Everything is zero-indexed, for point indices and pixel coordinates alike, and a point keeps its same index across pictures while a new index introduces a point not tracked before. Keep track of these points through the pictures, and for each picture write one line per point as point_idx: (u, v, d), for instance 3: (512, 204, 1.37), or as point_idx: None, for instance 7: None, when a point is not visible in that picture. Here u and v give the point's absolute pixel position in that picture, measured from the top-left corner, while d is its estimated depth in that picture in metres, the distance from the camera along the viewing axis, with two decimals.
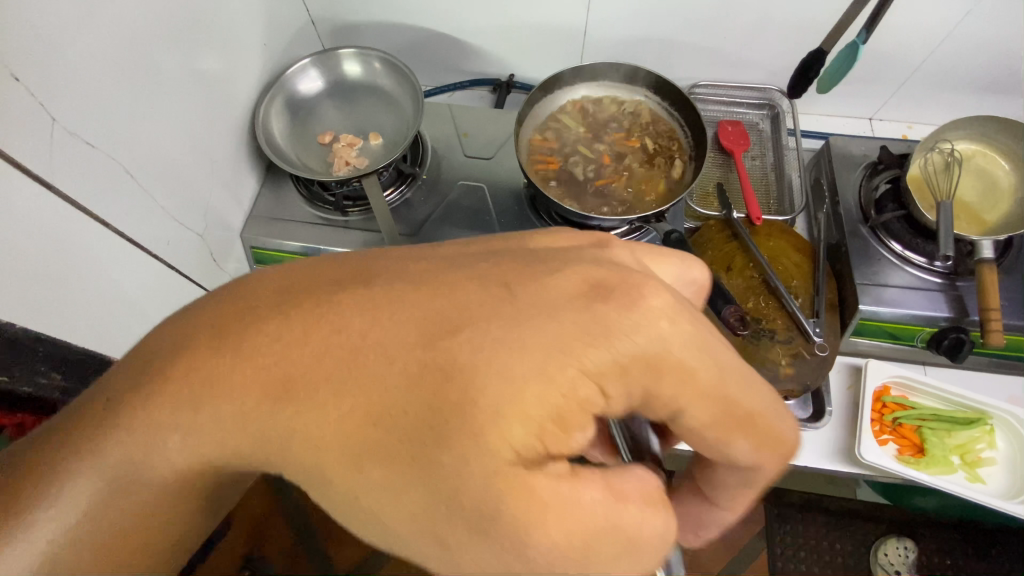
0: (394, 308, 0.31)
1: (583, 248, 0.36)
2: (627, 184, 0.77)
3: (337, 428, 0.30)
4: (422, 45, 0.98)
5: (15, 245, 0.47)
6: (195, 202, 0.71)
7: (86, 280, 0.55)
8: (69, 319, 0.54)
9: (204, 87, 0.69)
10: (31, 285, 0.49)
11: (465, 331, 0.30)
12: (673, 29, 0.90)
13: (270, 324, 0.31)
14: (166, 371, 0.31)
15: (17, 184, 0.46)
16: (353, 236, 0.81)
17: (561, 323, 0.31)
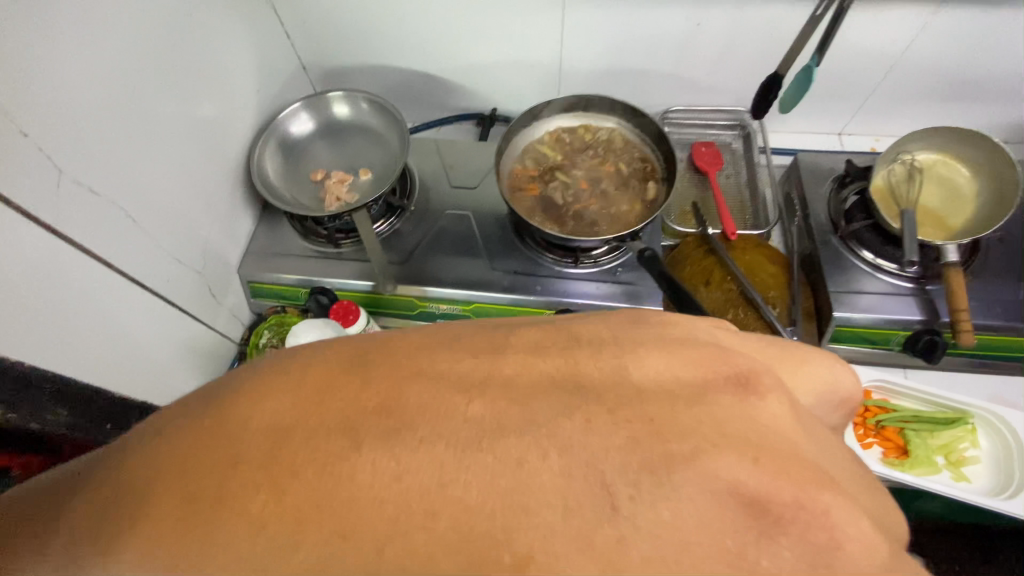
0: (443, 512, 0.21)
1: (718, 395, 0.25)
2: (604, 206, 0.81)
3: None
4: (407, 85, 1.04)
5: (22, 288, 0.50)
6: (193, 241, 0.75)
7: (89, 320, 0.58)
8: (76, 357, 0.57)
9: (199, 133, 0.74)
10: (41, 326, 0.52)
11: (536, 562, 0.20)
12: (641, 61, 0.95)
13: (254, 510, 0.20)
14: (105, 537, 0.21)
15: (28, 233, 0.51)
16: (346, 267, 0.85)
17: (699, 559, 0.21)
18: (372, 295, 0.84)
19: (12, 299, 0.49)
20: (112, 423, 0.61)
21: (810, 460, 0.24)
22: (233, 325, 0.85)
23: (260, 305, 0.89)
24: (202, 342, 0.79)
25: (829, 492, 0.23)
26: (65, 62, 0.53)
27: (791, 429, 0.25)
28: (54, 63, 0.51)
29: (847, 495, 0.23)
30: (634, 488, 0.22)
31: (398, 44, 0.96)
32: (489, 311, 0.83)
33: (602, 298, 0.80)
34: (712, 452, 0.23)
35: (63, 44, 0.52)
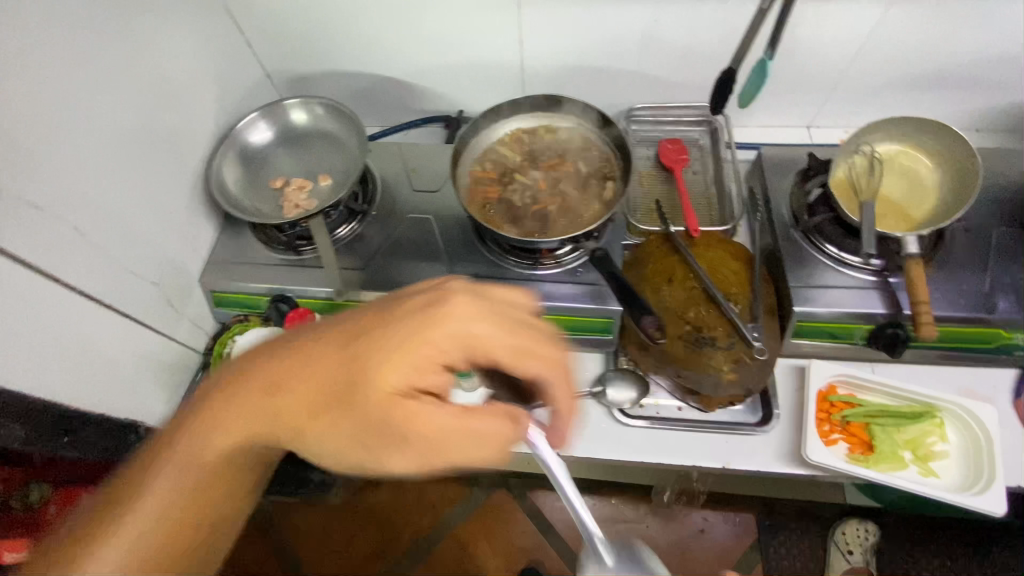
0: (318, 339, 0.51)
1: (408, 291, 0.53)
2: (562, 206, 0.80)
3: (301, 407, 0.49)
4: (371, 89, 1.04)
5: None
6: (148, 252, 0.75)
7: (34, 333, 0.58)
8: (16, 368, 0.57)
9: (152, 145, 0.74)
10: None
11: (363, 337, 0.49)
12: (602, 58, 0.95)
13: (274, 353, 0.52)
14: (216, 397, 0.51)
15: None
16: (307, 273, 0.84)
17: (411, 334, 0.48)
18: (331, 301, 0.83)
19: None
20: (69, 436, 0.65)
21: (449, 290, 0.50)
22: (195, 334, 0.85)
23: (224, 314, 0.89)
24: (161, 351, 0.79)
25: (463, 296, 0.49)
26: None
27: (456, 287, 0.51)
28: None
29: (470, 294, 0.49)
30: (382, 318, 0.50)
31: (359, 49, 0.96)
32: None
33: (562, 299, 0.79)
34: (399, 303, 0.50)
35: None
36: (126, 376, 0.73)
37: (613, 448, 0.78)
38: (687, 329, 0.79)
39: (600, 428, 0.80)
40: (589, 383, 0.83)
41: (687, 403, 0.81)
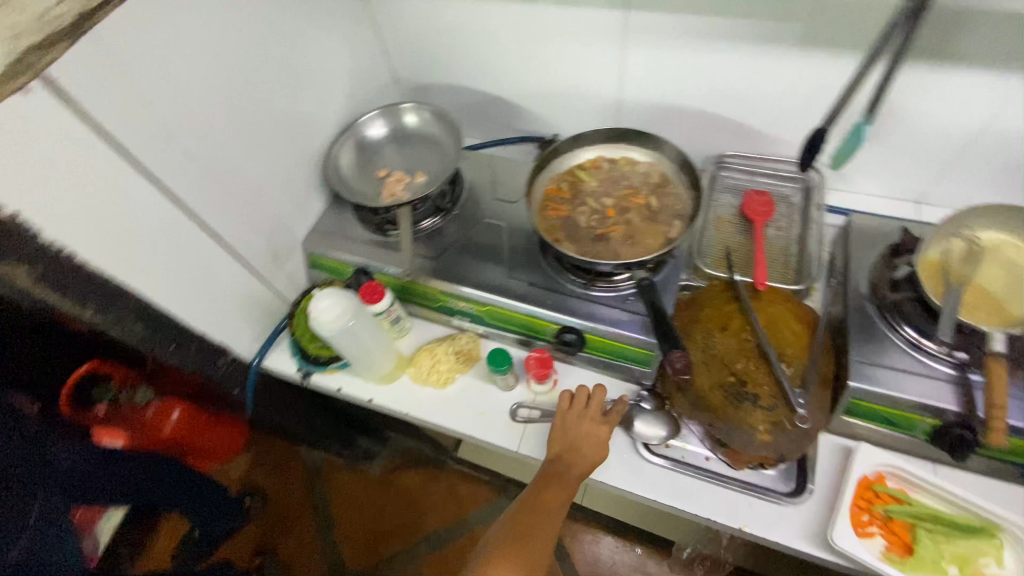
0: (556, 440, 0.76)
1: (567, 406, 0.79)
2: (625, 235, 0.82)
3: (558, 462, 0.75)
4: (478, 105, 1.13)
5: (115, 216, 0.67)
6: (267, 211, 0.89)
7: (161, 250, 0.74)
8: (141, 275, 0.73)
9: (287, 124, 0.89)
10: (116, 241, 0.68)
11: (563, 428, 0.77)
12: (698, 102, 0.95)
13: (546, 492, 0.73)
14: (540, 481, 0.74)
15: (124, 173, 0.66)
16: (388, 254, 0.95)
17: (584, 423, 0.76)
18: (404, 282, 0.93)
19: (105, 220, 0.66)
20: (176, 344, 0.83)
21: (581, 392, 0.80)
22: (288, 289, 0.99)
23: (315, 277, 1.02)
24: (256, 295, 0.93)
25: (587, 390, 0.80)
26: (179, 51, 0.68)
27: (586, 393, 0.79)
28: (171, 50, 0.67)
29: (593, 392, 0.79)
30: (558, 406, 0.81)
31: (471, 67, 1.06)
32: (502, 316, 0.88)
33: (607, 322, 0.81)
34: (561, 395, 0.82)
35: (179, 34, 0.68)
36: (222, 306, 0.87)
37: (628, 480, 0.78)
38: (731, 380, 0.77)
39: (623, 458, 0.80)
40: (620, 411, 0.83)
41: (717, 455, 0.78)
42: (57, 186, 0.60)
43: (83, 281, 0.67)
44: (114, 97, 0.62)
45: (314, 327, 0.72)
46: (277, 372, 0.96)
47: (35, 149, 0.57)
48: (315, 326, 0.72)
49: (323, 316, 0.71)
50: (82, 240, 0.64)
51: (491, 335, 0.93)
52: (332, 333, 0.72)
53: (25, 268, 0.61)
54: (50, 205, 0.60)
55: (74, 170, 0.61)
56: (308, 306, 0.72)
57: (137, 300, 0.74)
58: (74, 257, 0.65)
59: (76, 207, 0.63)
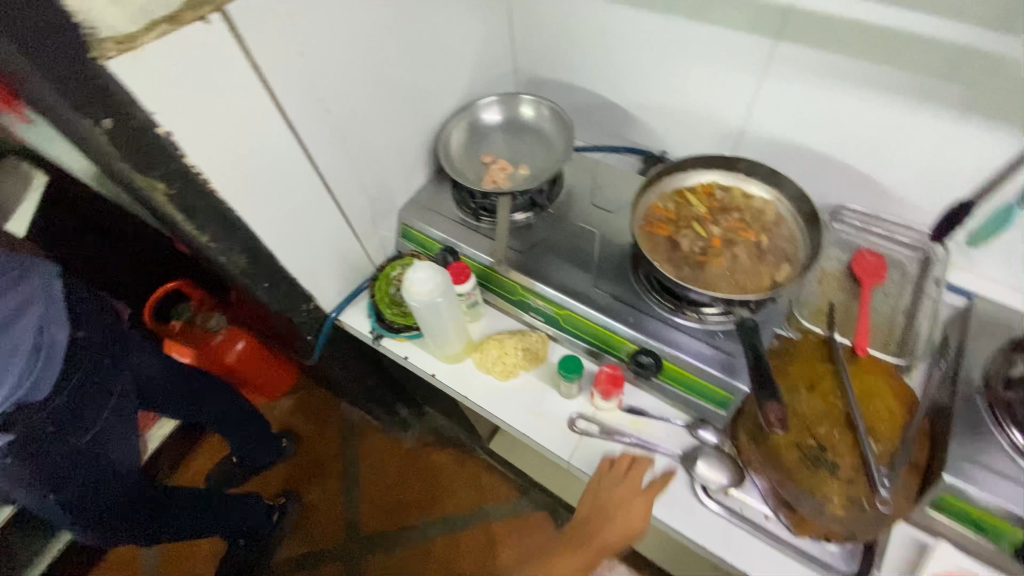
0: (594, 500, 0.80)
1: (607, 475, 0.79)
2: (727, 270, 0.78)
3: (593, 523, 0.80)
4: (593, 109, 1.12)
5: (250, 154, 0.70)
6: (376, 175, 0.92)
7: (278, 194, 0.78)
8: (254, 211, 0.77)
9: (411, 95, 0.91)
10: (242, 175, 0.72)
11: (600, 491, 0.79)
12: (827, 147, 0.90)
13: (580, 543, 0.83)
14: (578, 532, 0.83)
15: (266, 114, 0.69)
16: (478, 238, 0.96)
17: (622, 496, 0.77)
18: (487, 269, 0.94)
19: (241, 157, 0.70)
20: (269, 284, 0.87)
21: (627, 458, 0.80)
22: (376, 252, 1.01)
23: (403, 246, 1.04)
24: (347, 252, 0.96)
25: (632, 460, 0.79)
26: (337, 7, 0.70)
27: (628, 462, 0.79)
28: (331, 5, 0.69)
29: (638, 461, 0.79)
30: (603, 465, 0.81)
31: (595, 69, 1.04)
32: (579, 324, 0.87)
33: (689, 354, 0.78)
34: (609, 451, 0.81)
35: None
36: (315, 255, 0.91)
37: (679, 519, 0.75)
38: (810, 443, 0.73)
39: (676, 494, 0.78)
40: (683, 447, 0.81)
41: (777, 516, 0.74)
42: (210, 116, 0.63)
43: (208, 208, 0.71)
44: (277, 43, 0.64)
45: (405, 293, 0.74)
46: (352, 329, 1.00)
47: (201, 78, 0.60)
48: (406, 292, 0.74)
49: (418, 286, 0.73)
50: (216, 169, 0.68)
51: (562, 340, 0.91)
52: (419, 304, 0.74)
53: (164, 187, 0.65)
54: (199, 132, 0.64)
55: (227, 104, 0.64)
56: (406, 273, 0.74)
57: (246, 234, 0.78)
58: (205, 183, 0.68)
59: (219, 138, 0.66)
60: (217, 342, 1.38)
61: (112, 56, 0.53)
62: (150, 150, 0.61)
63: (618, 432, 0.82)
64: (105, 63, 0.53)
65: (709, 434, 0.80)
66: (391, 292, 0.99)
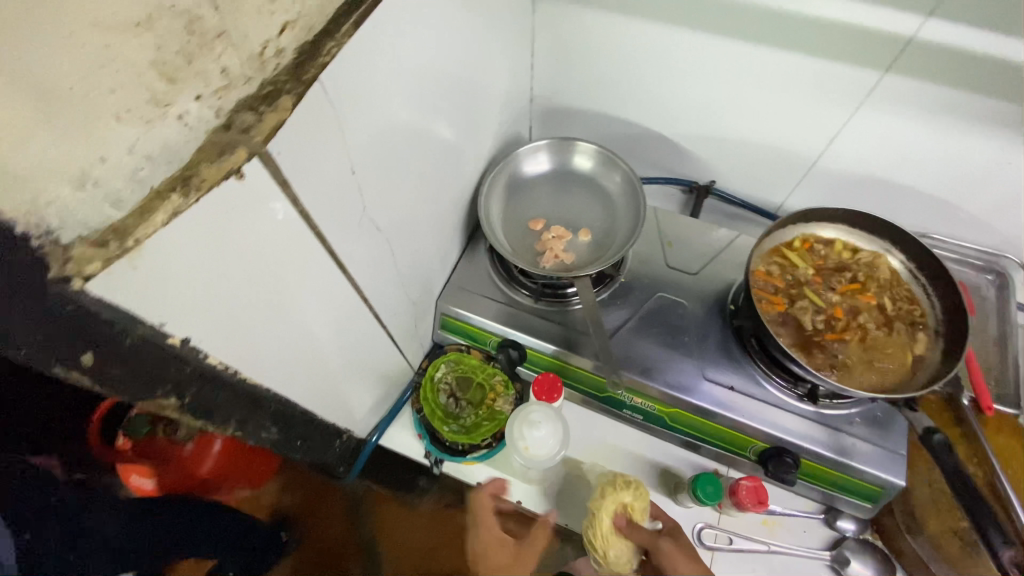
0: None
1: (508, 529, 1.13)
2: (862, 347, 0.69)
3: None
4: (631, 139, 0.96)
5: (288, 314, 0.49)
6: (417, 271, 0.72)
7: (317, 344, 0.56)
8: (290, 373, 0.55)
9: (446, 160, 0.70)
10: (276, 340, 0.50)
11: None
12: (915, 179, 0.82)
13: None
14: None
15: (313, 261, 0.47)
16: (543, 326, 0.79)
17: None
18: (563, 363, 0.78)
19: (275, 324, 0.48)
20: (302, 440, 0.65)
21: None
22: (415, 353, 0.82)
23: (442, 337, 0.85)
24: (387, 367, 0.75)
25: None
26: (385, 91, 0.49)
27: None
28: (379, 90, 0.47)
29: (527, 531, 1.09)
30: None
31: (641, 98, 0.88)
32: (690, 421, 0.76)
33: (830, 450, 0.69)
34: None
35: (389, 67, 0.48)
36: (353, 386, 0.70)
37: None
38: None
39: None
40: (823, 543, 0.74)
41: None
42: (241, 294, 0.42)
43: (234, 398, 0.49)
44: (327, 168, 0.43)
45: (517, 445, 0.67)
46: (399, 452, 0.81)
47: (232, 252, 0.38)
48: (520, 444, 0.68)
49: (534, 442, 0.67)
50: (246, 350, 0.46)
51: (664, 435, 0.80)
52: (530, 459, 0.67)
53: (175, 401, 0.43)
54: (226, 319, 0.42)
55: (265, 270, 0.42)
56: (523, 424, 0.68)
57: (279, 401, 0.56)
58: (232, 374, 0.47)
59: (252, 315, 0.44)
60: (187, 453, 0.94)
61: (93, 272, 0.30)
62: (158, 366, 0.39)
63: (751, 540, 0.74)
64: (80, 286, 0.30)
65: (848, 525, 0.73)
66: (442, 401, 0.80)
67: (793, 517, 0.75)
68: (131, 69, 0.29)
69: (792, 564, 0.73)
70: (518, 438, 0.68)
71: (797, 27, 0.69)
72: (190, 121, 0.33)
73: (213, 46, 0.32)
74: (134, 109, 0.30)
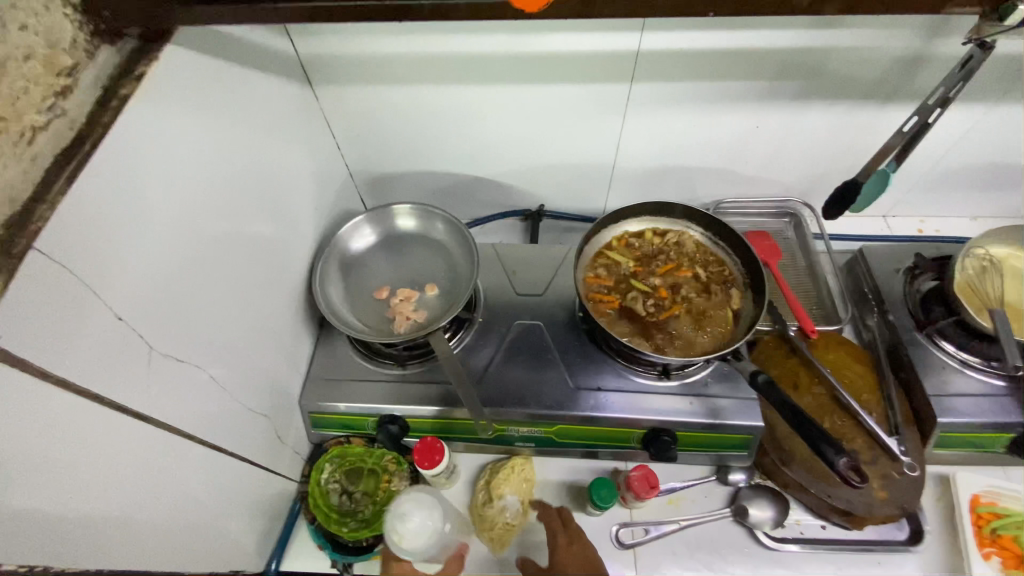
0: None
1: None
2: (692, 316, 0.77)
3: None
4: (455, 187, 1.01)
5: (96, 486, 0.44)
6: (264, 381, 0.69)
7: (155, 501, 0.52)
8: (131, 543, 0.50)
9: (263, 262, 0.69)
10: (96, 520, 0.45)
11: None
12: (697, 158, 0.93)
13: None
14: None
15: (107, 422, 0.44)
16: (414, 389, 0.79)
17: None
18: (443, 419, 0.79)
19: (81, 505, 0.43)
20: None
21: None
22: (295, 462, 0.78)
23: (322, 435, 0.82)
24: (264, 489, 0.71)
25: None
26: (147, 228, 0.48)
27: None
28: (139, 229, 0.47)
29: None
30: None
31: (449, 150, 0.93)
32: (578, 433, 0.79)
33: (697, 415, 0.75)
34: None
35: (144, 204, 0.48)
36: (228, 524, 0.65)
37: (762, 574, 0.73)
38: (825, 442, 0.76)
39: (744, 553, 0.75)
40: (726, 501, 0.79)
41: (832, 520, 0.77)
42: (20, 488, 0.38)
43: None
44: (82, 324, 0.41)
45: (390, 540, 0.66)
46: (308, 572, 0.76)
47: None
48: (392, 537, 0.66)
49: (407, 536, 0.65)
50: (49, 544, 0.41)
51: (562, 453, 0.82)
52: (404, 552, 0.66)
53: None
54: (8, 521, 0.37)
55: (42, 453, 0.39)
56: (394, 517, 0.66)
57: None
58: (43, 573, 0.42)
59: (48, 504, 0.40)
60: None
61: None
62: None
63: (664, 524, 0.77)
64: None
65: (739, 476, 0.79)
66: (334, 502, 0.76)
67: (693, 487, 0.80)
68: None
69: (706, 531, 0.77)
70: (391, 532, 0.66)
71: (548, 63, 0.78)
72: None
73: None
74: None
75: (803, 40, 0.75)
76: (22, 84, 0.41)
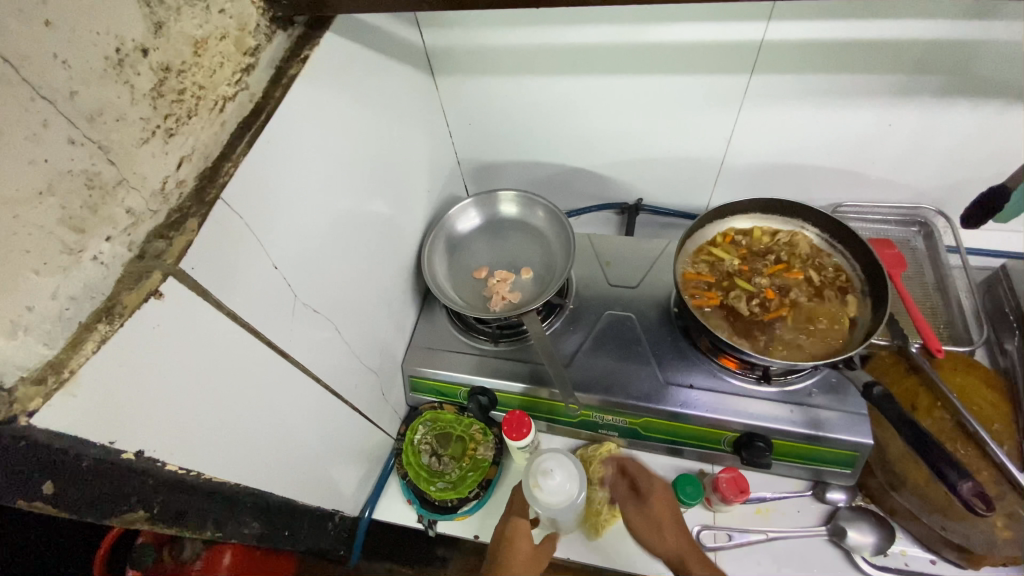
0: None
1: None
2: (800, 321, 0.73)
3: None
4: (556, 177, 1.03)
5: (243, 408, 0.51)
6: (373, 342, 0.75)
7: (283, 430, 0.59)
8: (261, 465, 0.57)
9: (382, 233, 0.75)
10: (238, 437, 0.52)
11: None
12: (815, 156, 0.88)
13: None
14: None
15: (257, 355, 0.51)
16: (504, 366, 0.82)
17: None
18: (530, 398, 0.81)
19: (231, 423, 0.50)
20: (290, 530, 0.65)
21: None
22: (392, 421, 0.84)
23: (416, 400, 0.88)
24: (365, 440, 0.78)
25: None
26: (298, 190, 0.54)
27: None
28: (293, 192, 0.53)
29: None
30: None
31: (553, 140, 0.95)
32: (665, 428, 0.78)
33: (795, 425, 0.72)
34: None
35: (300, 171, 0.54)
36: (335, 466, 0.72)
37: None
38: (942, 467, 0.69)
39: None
40: (820, 519, 0.75)
41: (942, 556, 0.70)
42: (194, 398, 0.45)
43: (206, 500, 0.50)
44: (247, 269, 0.48)
45: (532, 491, 0.69)
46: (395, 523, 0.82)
47: (172, 360, 0.42)
48: (531, 485, 0.70)
49: (546, 491, 0.68)
50: (206, 452, 0.48)
51: (645, 447, 0.82)
52: (539, 503, 0.69)
53: (143, 512, 0.45)
54: (182, 423, 0.45)
55: (212, 370, 0.46)
56: (539, 474, 0.69)
57: (256, 495, 0.57)
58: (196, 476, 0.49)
59: (210, 416, 0.48)
60: (197, 571, 0.81)
61: (36, 407, 0.34)
62: (118, 484, 0.41)
63: (749, 532, 0.74)
64: (26, 422, 0.34)
65: (839, 495, 0.75)
66: (426, 461, 0.81)
67: (783, 500, 0.76)
68: (41, 230, 0.34)
69: (795, 547, 0.73)
70: (532, 480, 0.70)
71: (665, 54, 0.78)
72: (105, 260, 0.38)
73: (115, 193, 0.39)
74: (50, 261, 0.35)
75: (957, 31, 0.69)
76: (218, 61, 0.46)
